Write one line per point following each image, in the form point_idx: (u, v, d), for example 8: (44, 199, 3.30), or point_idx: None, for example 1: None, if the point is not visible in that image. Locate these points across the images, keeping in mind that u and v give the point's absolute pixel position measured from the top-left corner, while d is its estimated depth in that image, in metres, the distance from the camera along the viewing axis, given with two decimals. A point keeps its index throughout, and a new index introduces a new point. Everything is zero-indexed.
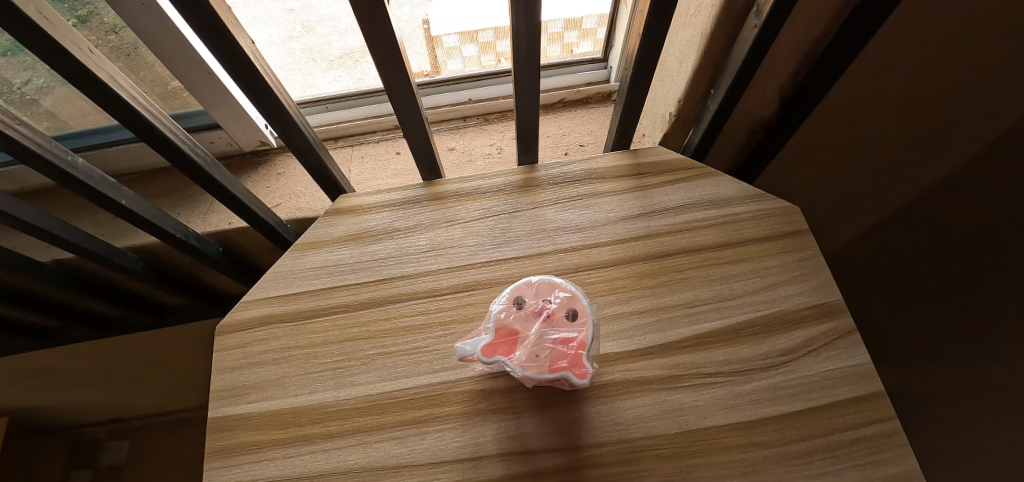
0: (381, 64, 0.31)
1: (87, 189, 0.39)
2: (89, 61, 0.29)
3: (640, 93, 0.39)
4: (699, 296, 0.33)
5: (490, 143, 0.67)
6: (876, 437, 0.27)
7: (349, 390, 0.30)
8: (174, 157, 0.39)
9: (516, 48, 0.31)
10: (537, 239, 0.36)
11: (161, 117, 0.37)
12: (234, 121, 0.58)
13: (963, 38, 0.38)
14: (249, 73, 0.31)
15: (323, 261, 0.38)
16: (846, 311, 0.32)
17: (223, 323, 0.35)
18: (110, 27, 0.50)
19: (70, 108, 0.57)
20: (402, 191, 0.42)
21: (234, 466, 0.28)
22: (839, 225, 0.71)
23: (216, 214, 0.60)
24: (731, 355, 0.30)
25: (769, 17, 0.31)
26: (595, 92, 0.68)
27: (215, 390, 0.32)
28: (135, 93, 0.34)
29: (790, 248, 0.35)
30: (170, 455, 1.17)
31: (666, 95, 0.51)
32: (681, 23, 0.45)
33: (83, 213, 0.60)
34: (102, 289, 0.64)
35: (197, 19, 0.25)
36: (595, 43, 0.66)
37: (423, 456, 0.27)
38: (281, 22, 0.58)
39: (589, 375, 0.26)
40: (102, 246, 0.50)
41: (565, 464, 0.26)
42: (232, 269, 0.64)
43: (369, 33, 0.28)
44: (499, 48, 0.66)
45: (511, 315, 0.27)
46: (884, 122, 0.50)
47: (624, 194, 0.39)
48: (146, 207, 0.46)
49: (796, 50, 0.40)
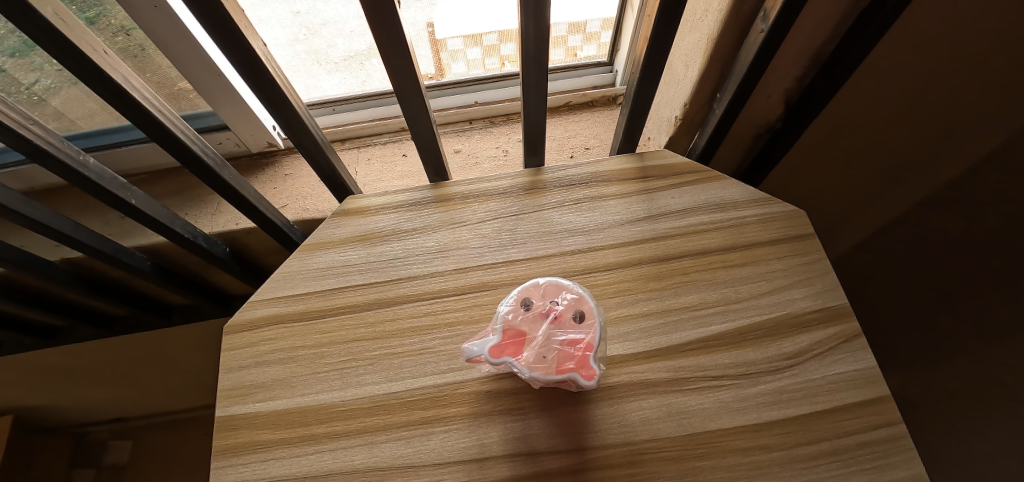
0: (390, 67, 0.31)
1: (98, 188, 0.40)
2: (102, 62, 0.29)
3: (646, 97, 0.39)
4: (706, 299, 0.33)
5: (496, 146, 0.67)
6: (883, 441, 0.27)
7: (355, 390, 0.30)
8: (184, 158, 0.40)
9: (524, 51, 0.32)
10: (543, 241, 0.37)
11: (172, 118, 0.37)
12: (242, 122, 0.59)
13: (968, 44, 0.38)
14: (260, 75, 0.31)
15: (330, 261, 0.38)
16: (852, 315, 0.32)
17: (231, 322, 0.35)
18: (118, 28, 0.50)
19: (78, 108, 0.58)
20: (409, 192, 0.42)
21: (240, 465, 0.28)
22: (844, 229, 0.71)
23: (224, 215, 0.61)
24: (737, 358, 0.30)
25: (775, 21, 0.32)
26: (601, 95, 0.68)
27: (222, 389, 0.32)
28: (147, 94, 0.34)
29: (797, 252, 0.35)
30: (173, 455, 1.17)
31: (672, 99, 0.51)
32: (687, 27, 0.45)
33: (91, 213, 0.61)
34: (110, 289, 0.65)
35: (211, 21, 0.26)
36: (599, 47, 0.67)
37: (429, 456, 0.27)
38: (287, 25, 0.58)
39: (596, 377, 0.26)
40: (110, 245, 0.51)
41: (571, 466, 0.26)
42: (238, 269, 0.64)
43: (380, 35, 0.28)
44: (504, 51, 0.67)
45: (518, 317, 0.27)
46: (889, 127, 0.50)
47: (631, 197, 0.39)
48: (156, 207, 0.46)
49: (802, 54, 0.40)
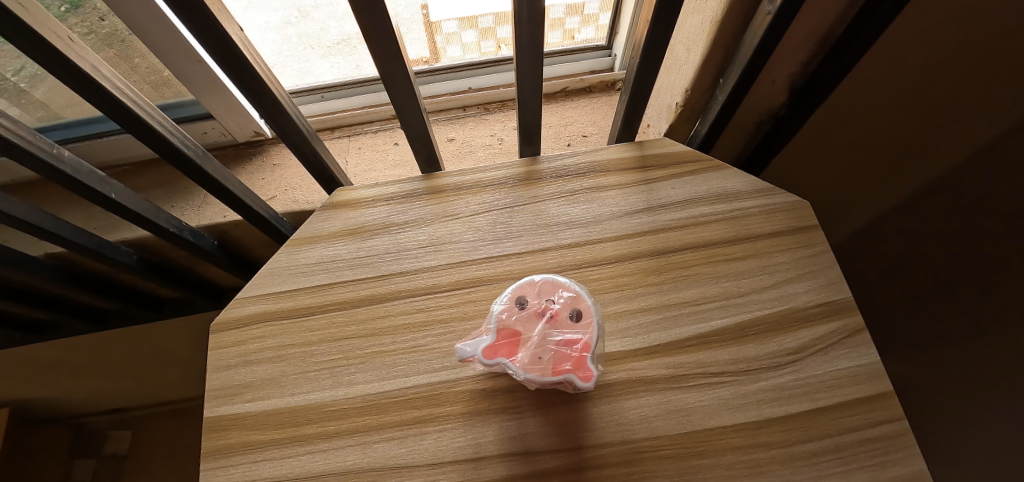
0: (376, 53, 0.30)
1: (75, 183, 0.38)
2: (68, 50, 0.27)
3: (646, 82, 0.37)
4: (706, 293, 0.32)
5: (490, 133, 0.65)
6: (886, 437, 0.26)
7: (347, 389, 0.30)
8: (164, 150, 0.38)
9: (518, 36, 0.30)
10: (539, 234, 0.35)
11: (149, 109, 0.35)
12: (227, 110, 0.56)
13: (978, 31, 0.37)
14: (238, 63, 0.29)
15: (320, 256, 0.37)
16: (854, 309, 0.31)
17: (216, 321, 0.34)
18: (100, 13, 0.48)
19: (59, 98, 0.56)
20: (401, 184, 0.41)
21: (232, 467, 0.28)
22: (845, 216, 0.70)
23: (211, 207, 0.59)
24: (737, 354, 0.29)
25: (783, 3, 0.30)
26: (599, 80, 0.66)
27: (210, 389, 0.31)
28: (120, 84, 0.32)
29: (800, 244, 0.34)
30: (171, 444, 1.18)
31: (673, 85, 0.50)
32: (691, 8, 0.43)
33: (74, 205, 0.59)
34: (97, 283, 0.63)
35: (184, 8, 0.24)
36: (597, 29, 0.65)
37: (423, 456, 0.27)
38: (277, 8, 0.56)
39: (594, 378, 0.25)
40: (92, 239, 0.49)
41: (570, 465, 0.26)
42: (227, 261, 0.63)
43: (364, 19, 0.26)
44: (500, 34, 0.64)
45: (513, 316, 0.26)
46: (896, 114, 0.48)
47: (629, 187, 0.38)
48: (138, 201, 0.45)
49: (809, 38, 0.39)
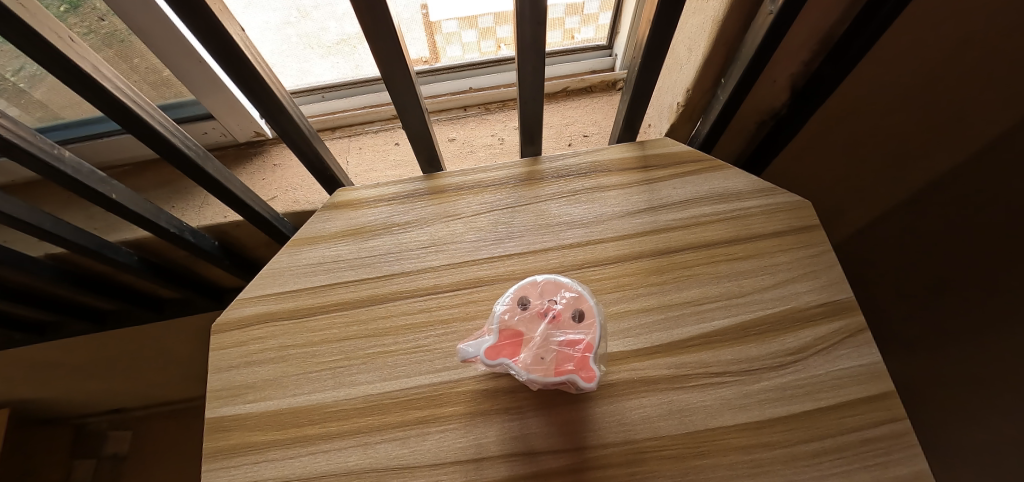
0: (378, 53, 0.30)
1: (75, 183, 0.38)
2: (68, 50, 0.27)
3: (649, 82, 0.37)
4: (707, 293, 0.32)
5: (491, 133, 0.65)
6: (888, 437, 0.26)
7: (349, 390, 0.30)
8: (165, 150, 0.38)
9: (520, 35, 0.30)
10: (541, 234, 0.35)
11: (149, 109, 0.35)
12: (228, 110, 0.56)
13: (979, 31, 0.37)
14: (238, 62, 0.29)
15: (321, 257, 0.37)
16: (856, 309, 0.31)
17: (218, 321, 0.34)
18: (100, 13, 0.48)
19: (59, 98, 0.55)
20: (402, 184, 0.41)
21: (233, 467, 0.28)
22: (845, 215, 0.70)
23: (212, 207, 0.59)
24: (739, 355, 0.29)
25: (785, 3, 0.30)
26: (599, 80, 0.66)
27: (211, 389, 0.31)
28: (121, 84, 0.32)
29: (802, 243, 0.34)
30: (171, 444, 1.18)
31: (674, 85, 0.50)
32: (692, 8, 0.43)
33: (75, 206, 0.59)
34: (97, 283, 0.63)
35: (184, 7, 0.24)
36: (598, 29, 0.65)
37: (425, 457, 0.27)
38: (277, 8, 0.56)
39: (596, 379, 0.25)
40: (92, 239, 0.49)
41: (572, 465, 0.26)
42: (227, 262, 0.63)
43: (365, 19, 0.26)
44: (500, 33, 0.64)
45: (515, 317, 0.26)
46: (897, 113, 0.48)
47: (630, 187, 0.38)
48: (138, 201, 0.44)
49: (811, 38, 0.39)
